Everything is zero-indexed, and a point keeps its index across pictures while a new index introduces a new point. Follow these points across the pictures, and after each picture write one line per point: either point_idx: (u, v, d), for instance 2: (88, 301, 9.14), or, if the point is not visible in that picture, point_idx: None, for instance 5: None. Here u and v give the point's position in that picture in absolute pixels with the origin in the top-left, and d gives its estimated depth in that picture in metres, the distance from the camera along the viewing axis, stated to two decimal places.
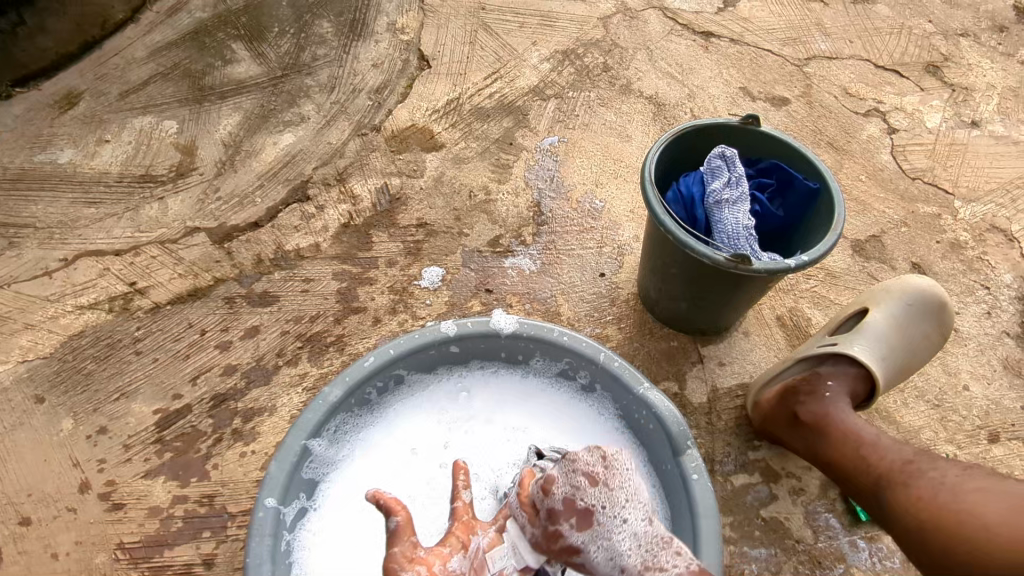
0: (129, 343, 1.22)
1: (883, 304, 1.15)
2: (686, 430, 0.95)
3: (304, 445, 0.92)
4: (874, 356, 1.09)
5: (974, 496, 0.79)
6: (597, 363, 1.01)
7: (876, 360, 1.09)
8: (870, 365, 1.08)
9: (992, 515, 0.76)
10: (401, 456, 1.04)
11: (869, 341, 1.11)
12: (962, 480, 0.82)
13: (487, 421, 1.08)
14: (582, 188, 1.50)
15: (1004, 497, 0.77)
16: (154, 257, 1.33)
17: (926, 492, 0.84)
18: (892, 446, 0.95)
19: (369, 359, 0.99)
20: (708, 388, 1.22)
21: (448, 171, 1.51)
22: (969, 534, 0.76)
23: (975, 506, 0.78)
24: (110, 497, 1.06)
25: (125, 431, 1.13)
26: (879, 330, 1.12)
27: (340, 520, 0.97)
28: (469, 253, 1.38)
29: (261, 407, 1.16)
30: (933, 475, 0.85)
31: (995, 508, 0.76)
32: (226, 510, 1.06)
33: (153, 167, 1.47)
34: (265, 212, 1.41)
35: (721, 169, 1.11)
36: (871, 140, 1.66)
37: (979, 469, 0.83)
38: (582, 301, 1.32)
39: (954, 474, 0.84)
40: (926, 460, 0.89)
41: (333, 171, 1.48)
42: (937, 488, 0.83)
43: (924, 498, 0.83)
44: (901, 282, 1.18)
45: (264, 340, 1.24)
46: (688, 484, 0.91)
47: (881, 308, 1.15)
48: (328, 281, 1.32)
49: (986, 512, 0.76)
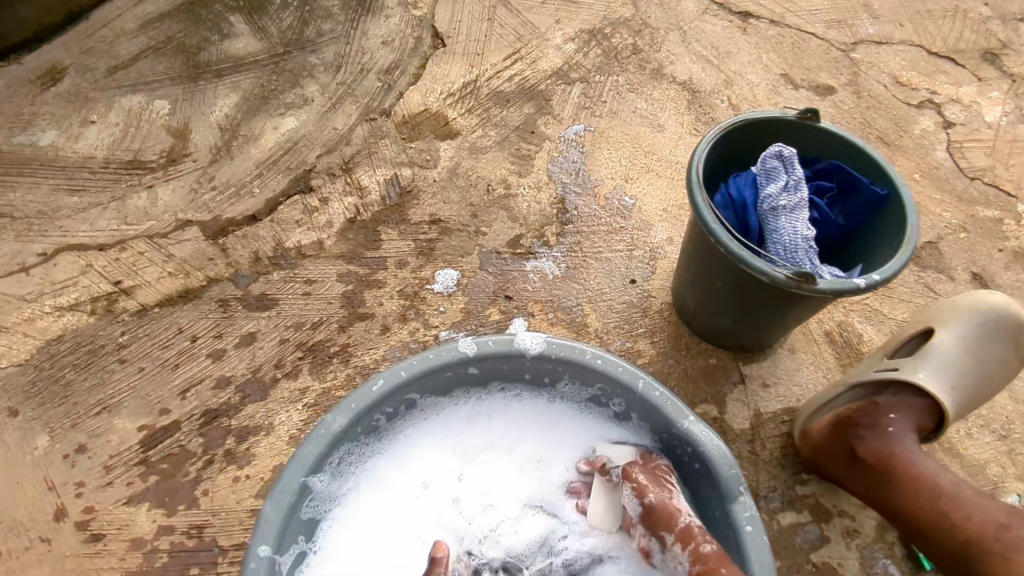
0: (112, 350, 1.11)
1: (952, 325, 1.01)
2: (738, 475, 0.83)
3: (303, 483, 0.81)
4: (944, 387, 0.96)
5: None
6: (635, 392, 0.90)
7: (946, 391, 0.96)
8: (939, 397, 0.95)
9: None
10: (410, 491, 0.93)
11: (938, 368, 0.97)
12: None
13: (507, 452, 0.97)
14: (610, 183, 1.37)
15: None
16: (141, 253, 1.21)
17: None
18: (975, 501, 0.85)
19: (377, 383, 0.87)
20: (751, 413, 1.10)
21: (464, 162, 1.38)
22: None
23: None
24: (88, 526, 0.96)
25: (107, 451, 1.02)
26: (948, 354, 0.98)
27: (343, 563, 0.86)
28: (487, 254, 1.26)
29: (257, 426, 1.05)
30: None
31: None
32: (216, 543, 0.96)
33: (141, 152, 1.34)
34: (263, 204, 1.28)
35: (777, 171, 0.97)
36: (925, 135, 1.52)
37: None
38: (611, 312, 1.20)
39: None
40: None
41: (338, 160, 1.35)
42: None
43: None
44: (971, 296, 1.03)
45: (261, 349, 1.13)
46: (740, 536, 0.81)
47: (950, 328, 1.01)
48: (333, 283, 1.20)
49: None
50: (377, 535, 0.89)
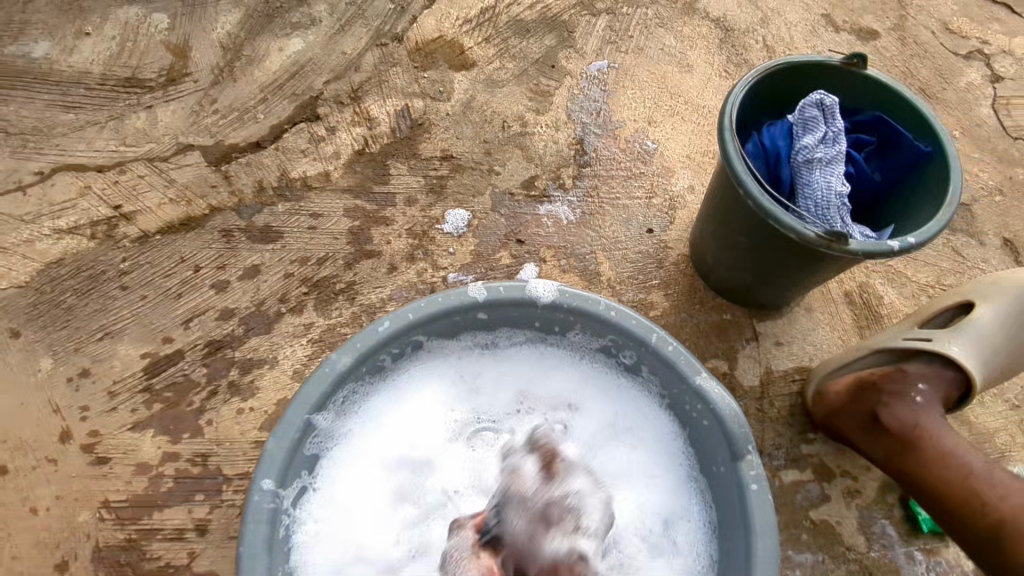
0: (113, 276, 1.09)
1: (997, 301, 0.93)
2: (748, 433, 0.82)
3: (306, 420, 0.81)
4: (977, 360, 0.91)
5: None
6: (647, 345, 0.88)
7: (978, 365, 0.91)
8: (970, 373, 0.90)
9: None
10: (419, 426, 0.93)
11: (975, 341, 0.91)
12: None
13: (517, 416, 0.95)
14: (632, 126, 1.30)
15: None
16: (141, 177, 1.17)
17: None
18: (1001, 475, 0.82)
19: (383, 324, 0.86)
20: (762, 371, 1.09)
21: (479, 96, 1.30)
22: None
23: None
24: (93, 450, 0.97)
25: (110, 376, 1.02)
26: (990, 333, 0.91)
27: (345, 497, 0.87)
28: (500, 194, 1.21)
29: (261, 359, 1.04)
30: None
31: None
32: (221, 473, 0.97)
33: (139, 70, 1.26)
34: (267, 130, 1.22)
35: (816, 121, 0.91)
36: (970, 89, 1.42)
37: None
38: (625, 261, 1.16)
39: None
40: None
41: (347, 87, 1.27)
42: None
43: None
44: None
45: (264, 282, 1.10)
46: (744, 495, 0.80)
47: (991, 304, 0.93)
48: (339, 218, 1.16)
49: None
50: (380, 467, 0.90)
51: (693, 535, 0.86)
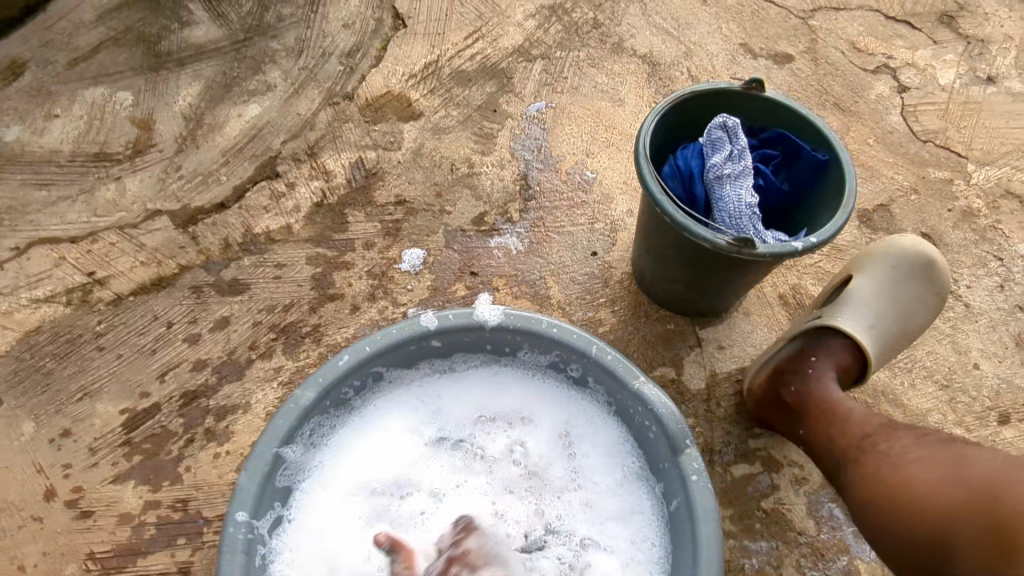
0: (90, 338, 1.15)
1: (867, 270, 1.12)
2: (685, 429, 0.90)
3: (276, 454, 0.88)
4: (861, 327, 1.06)
5: (912, 467, 0.79)
6: (588, 357, 0.96)
7: (864, 331, 1.06)
8: (854, 335, 1.05)
9: (923, 485, 0.76)
10: (386, 450, 1.01)
11: (857, 311, 1.08)
12: (907, 451, 0.82)
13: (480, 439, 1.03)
14: (572, 159, 1.40)
15: (945, 471, 0.76)
16: (112, 244, 1.24)
17: (874, 464, 0.84)
18: (861, 418, 0.93)
19: (343, 358, 0.94)
20: (707, 374, 1.18)
21: (428, 143, 1.40)
22: (896, 503, 0.78)
23: (910, 477, 0.78)
24: (77, 504, 1.02)
25: (90, 434, 1.08)
26: (867, 298, 1.09)
27: (318, 524, 0.94)
28: (452, 232, 1.29)
29: (235, 405, 1.11)
30: (884, 449, 0.85)
31: (925, 478, 0.77)
32: (201, 515, 1.02)
33: (107, 145, 1.35)
34: (230, 191, 1.31)
35: (721, 141, 1.03)
36: (880, 100, 1.55)
37: (929, 437, 0.83)
38: (573, 283, 1.25)
39: (904, 444, 0.84)
40: (882, 436, 0.88)
41: (303, 145, 1.37)
42: (883, 463, 0.83)
43: (870, 473, 0.83)
44: (888, 241, 1.14)
45: (235, 332, 1.17)
46: (687, 486, 0.87)
47: (866, 273, 1.11)
48: (302, 266, 1.24)
49: (918, 484, 0.77)
50: (349, 493, 0.97)
51: (646, 532, 0.93)
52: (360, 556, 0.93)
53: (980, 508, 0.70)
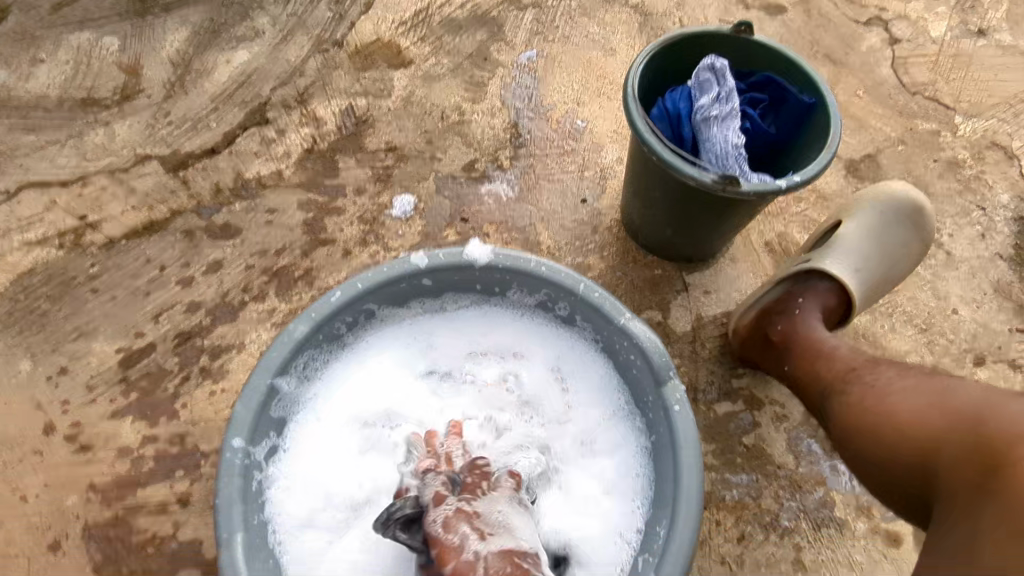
0: (84, 280, 1.17)
1: (854, 216, 1.14)
2: (668, 361, 0.93)
3: (270, 383, 0.90)
4: (848, 270, 1.08)
5: (894, 397, 0.81)
6: (576, 295, 0.98)
7: (850, 274, 1.08)
8: (841, 278, 1.07)
9: (905, 413, 0.78)
10: (378, 386, 1.03)
11: (844, 255, 1.10)
12: (891, 383, 0.84)
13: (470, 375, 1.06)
14: (563, 107, 1.40)
15: (929, 401, 0.77)
16: (103, 188, 1.25)
17: (859, 395, 0.86)
18: (847, 355, 0.96)
19: (335, 294, 0.95)
20: (693, 317, 1.21)
21: (418, 90, 1.40)
22: (878, 432, 0.80)
23: (893, 406, 0.80)
24: (77, 438, 1.06)
25: (87, 372, 1.10)
26: (854, 243, 1.11)
27: (312, 454, 0.97)
28: (443, 178, 1.30)
29: (229, 345, 1.13)
30: (869, 380, 0.87)
31: (909, 407, 0.78)
32: (198, 449, 1.06)
33: (94, 90, 1.34)
34: (221, 137, 1.31)
35: (709, 83, 1.04)
36: (871, 52, 1.55)
37: (914, 369, 0.85)
38: (563, 229, 1.27)
39: (888, 377, 0.86)
40: (867, 369, 0.90)
41: (293, 91, 1.36)
42: (867, 394, 0.85)
43: (854, 403, 0.85)
44: (877, 189, 1.16)
45: (227, 275, 1.19)
46: (669, 416, 0.90)
47: (854, 220, 1.14)
48: (293, 211, 1.25)
49: (903, 413, 0.78)
50: (342, 425, 1.00)
51: (630, 462, 0.97)
52: (354, 485, 0.96)
53: (965, 435, 0.70)
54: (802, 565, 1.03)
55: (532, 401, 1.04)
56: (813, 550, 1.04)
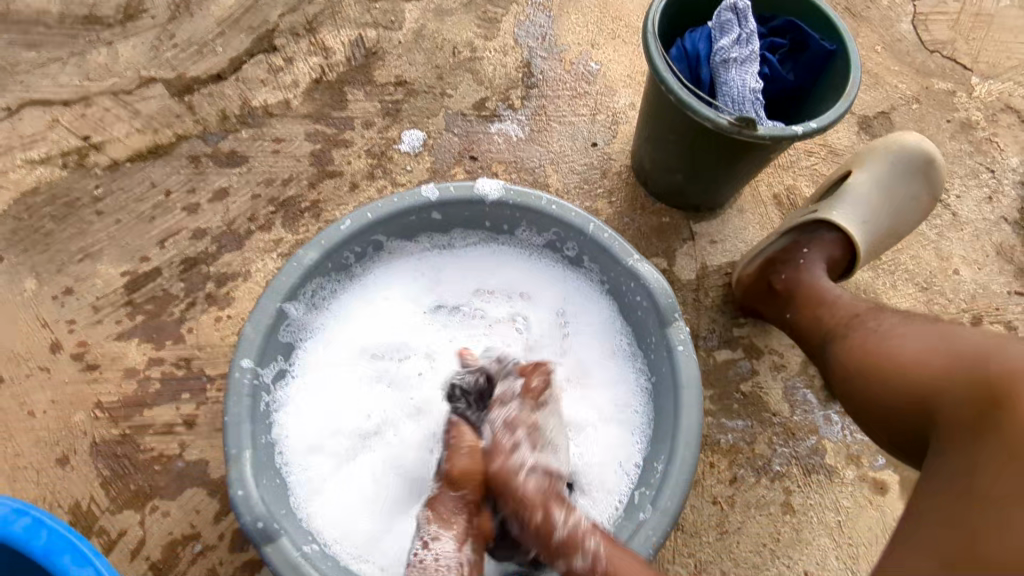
0: (88, 202, 1.16)
1: (865, 166, 1.13)
2: (674, 303, 0.94)
3: (279, 308, 0.90)
4: (856, 222, 1.09)
5: (897, 339, 0.82)
6: (586, 235, 0.98)
7: (857, 226, 1.09)
8: (848, 230, 1.08)
9: (906, 352, 0.79)
10: (386, 318, 1.05)
11: (853, 206, 1.10)
12: (894, 327, 0.85)
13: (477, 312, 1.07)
14: (577, 48, 1.37)
15: (928, 343, 0.77)
16: (106, 109, 1.22)
17: (861, 339, 0.87)
18: (850, 304, 0.97)
19: (345, 223, 0.95)
20: (698, 266, 1.22)
21: (430, 24, 1.36)
22: (878, 371, 0.81)
23: (895, 347, 0.81)
24: (83, 357, 1.07)
25: (93, 293, 1.10)
26: (864, 194, 1.11)
27: (320, 381, 0.99)
28: (453, 116, 1.28)
29: (235, 273, 1.13)
30: (872, 325, 0.89)
31: (909, 348, 0.79)
32: (204, 373, 1.07)
33: (96, 7, 1.30)
34: (227, 62, 1.27)
35: (731, 24, 1.02)
36: (893, 6, 1.51)
37: (916, 316, 0.86)
38: (572, 173, 1.26)
39: (891, 322, 0.87)
40: (871, 316, 0.91)
41: (301, 18, 1.32)
42: (869, 337, 0.87)
43: (856, 346, 0.87)
44: (891, 139, 1.14)
45: (233, 203, 1.18)
46: (673, 355, 0.92)
47: (865, 170, 1.13)
48: (301, 142, 1.23)
49: (904, 353, 0.79)
50: (349, 354, 1.02)
51: (632, 399, 0.99)
52: (362, 414, 0.98)
53: (964, 368, 0.71)
54: (790, 507, 1.07)
55: (538, 339, 1.06)
56: (802, 493, 1.07)
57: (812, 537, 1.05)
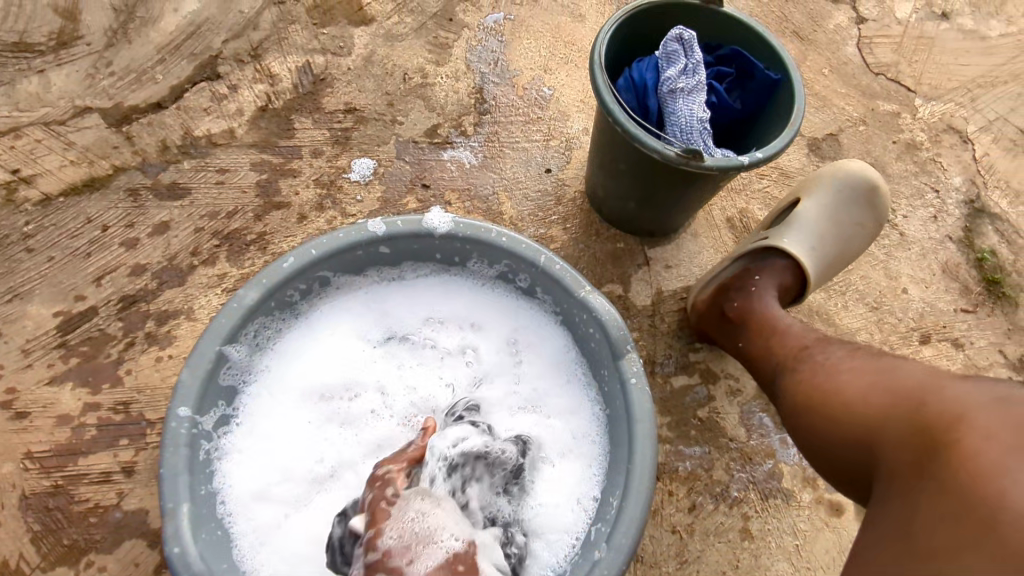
0: (18, 240, 1.11)
1: (813, 194, 1.15)
2: (626, 335, 0.93)
3: (219, 351, 0.87)
4: (805, 248, 1.10)
5: (842, 375, 0.83)
6: (537, 267, 0.97)
7: (806, 252, 1.10)
8: (797, 255, 1.09)
9: (851, 388, 0.80)
10: (334, 357, 1.01)
11: (801, 233, 1.11)
12: (839, 361, 0.86)
13: (427, 343, 1.04)
14: (529, 73, 1.36)
15: (871, 380, 0.78)
16: (38, 141, 1.17)
17: (808, 374, 0.88)
18: (800, 333, 0.98)
19: (288, 260, 0.92)
20: (654, 291, 1.21)
21: (379, 49, 1.34)
22: (823, 405, 0.82)
23: (840, 383, 0.82)
24: (12, 405, 1.01)
25: (23, 336, 1.05)
26: (812, 220, 1.12)
27: (265, 426, 0.95)
28: (404, 143, 1.26)
29: (176, 310, 1.09)
30: (820, 359, 0.89)
31: (855, 385, 0.80)
32: (144, 418, 1.02)
33: (27, 34, 1.25)
34: (167, 90, 1.23)
35: (677, 55, 1.02)
36: (838, 30, 1.55)
37: (861, 350, 0.87)
38: (526, 200, 1.25)
39: (838, 355, 0.88)
40: (818, 348, 0.92)
41: (246, 45, 1.29)
42: (817, 370, 0.87)
43: (804, 382, 0.87)
44: (835, 167, 1.16)
45: (175, 237, 1.14)
46: (626, 388, 0.91)
47: (812, 197, 1.15)
48: (245, 172, 1.19)
49: (847, 390, 0.80)
50: (296, 396, 0.98)
51: (587, 431, 0.97)
52: (311, 458, 0.94)
53: (905, 411, 0.71)
54: (748, 533, 1.06)
55: (490, 372, 1.03)
56: (760, 518, 1.07)
57: (770, 563, 1.05)
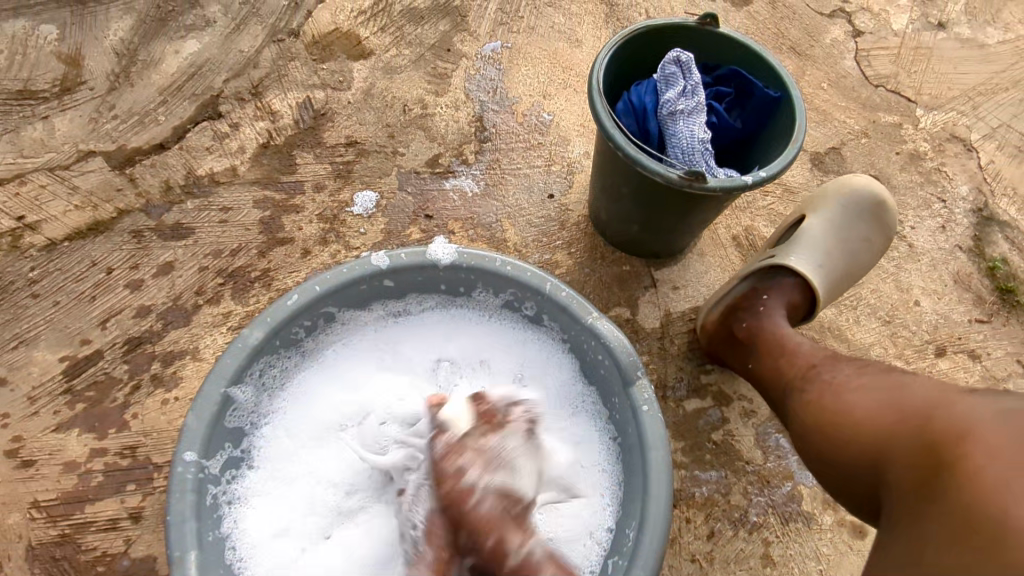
0: (23, 286, 1.11)
1: (819, 211, 1.14)
2: (636, 361, 0.92)
3: (224, 393, 0.86)
4: (813, 266, 1.08)
5: (850, 395, 0.80)
6: (543, 294, 0.96)
7: (814, 269, 1.08)
8: (805, 273, 1.07)
9: (861, 409, 0.77)
10: (345, 393, 1.00)
11: (809, 250, 1.10)
12: (846, 380, 0.83)
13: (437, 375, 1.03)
14: (528, 100, 1.37)
15: (881, 399, 0.76)
16: (42, 187, 1.18)
17: (815, 395, 0.85)
18: (810, 350, 0.95)
19: (292, 297, 0.91)
20: (662, 313, 1.20)
21: (379, 82, 1.35)
22: (835, 427, 0.79)
23: (849, 404, 0.79)
24: (18, 453, 1.00)
25: (29, 382, 1.04)
26: (819, 237, 1.11)
27: (277, 468, 0.93)
28: (405, 174, 1.26)
29: (182, 350, 1.08)
30: (827, 378, 0.86)
31: (864, 406, 0.77)
32: (151, 461, 1.01)
33: (31, 82, 1.26)
34: (170, 131, 1.24)
35: (675, 77, 1.02)
36: (835, 44, 1.55)
37: (870, 367, 0.85)
38: (529, 226, 1.24)
39: (845, 373, 0.85)
40: (826, 366, 0.89)
41: (247, 84, 1.30)
42: (825, 391, 0.84)
43: (813, 403, 0.84)
44: (841, 183, 1.16)
45: (179, 277, 1.13)
46: (638, 416, 0.89)
47: (818, 214, 1.14)
48: (248, 210, 1.20)
49: (858, 411, 0.77)
50: (307, 435, 0.96)
51: (600, 460, 0.95)
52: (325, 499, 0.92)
53: (915, 431, 0.68)
54: (770, 560, 1.03)
55: None
56: (781, 544, 1.04)
57: None
